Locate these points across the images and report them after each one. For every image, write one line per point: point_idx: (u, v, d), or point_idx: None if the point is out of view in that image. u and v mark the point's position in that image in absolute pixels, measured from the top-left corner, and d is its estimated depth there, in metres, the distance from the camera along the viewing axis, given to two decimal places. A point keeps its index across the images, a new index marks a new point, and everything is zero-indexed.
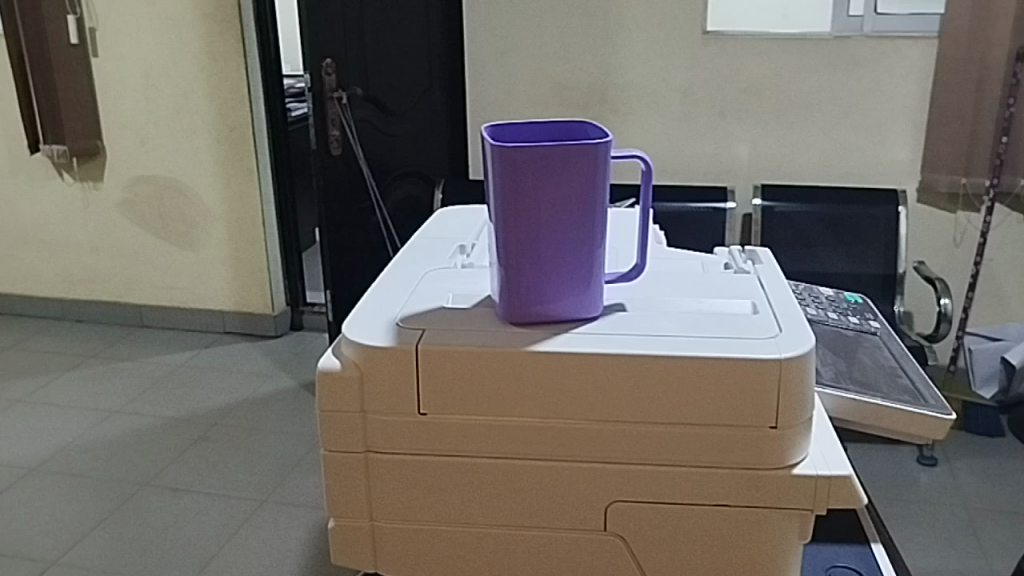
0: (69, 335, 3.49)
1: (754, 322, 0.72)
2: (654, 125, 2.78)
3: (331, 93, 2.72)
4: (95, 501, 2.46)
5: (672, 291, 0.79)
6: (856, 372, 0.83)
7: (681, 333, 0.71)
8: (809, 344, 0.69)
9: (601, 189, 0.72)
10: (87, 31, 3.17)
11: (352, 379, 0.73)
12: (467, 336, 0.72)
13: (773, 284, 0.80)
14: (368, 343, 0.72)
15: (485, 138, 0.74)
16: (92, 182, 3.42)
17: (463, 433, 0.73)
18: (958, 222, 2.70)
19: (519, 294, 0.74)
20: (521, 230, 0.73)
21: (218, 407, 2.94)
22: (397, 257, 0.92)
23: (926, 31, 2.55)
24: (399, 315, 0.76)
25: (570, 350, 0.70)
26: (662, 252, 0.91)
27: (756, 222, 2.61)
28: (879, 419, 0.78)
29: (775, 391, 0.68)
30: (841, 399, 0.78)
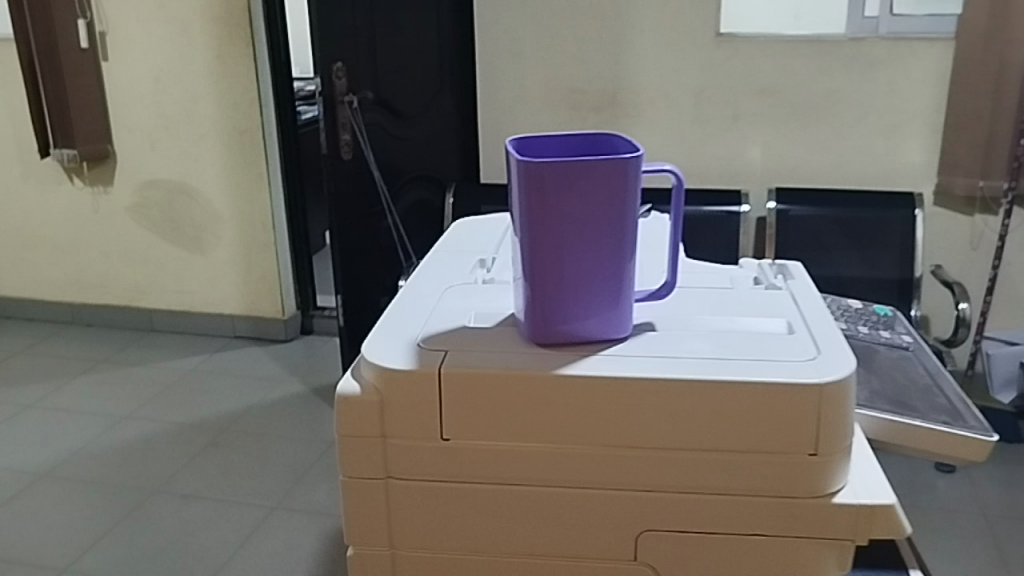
0: (79, 339, 3.48)
1: (792, 343, 0.72)
2: (667, 128, 2.75)
3: (342, 97, 2.73)
4: (105, 507, 2.45)
5: (708, 310, 0.79)
6: (891, 390, 0.81)
7: (716, 355, 0.71)
8: (847, 368, 0.69)
9: (631, 209, 0.73)
10: (98, 35, 3.16)
11: (371, 402, 0.73)
12: (496, 359, 0.72)
13: (807, 301, 0.81)
14: (388, 365, 0.72)
15: (510, 152, 0.75)
16: (101, 187, 3.41)
17: (493, 459, 0.73)
18: (974, 225, 2.66)
19: (544, 312, 0.74)
20: (547, 247, 0.73)
21: (228, 413, 2.93)
22: (417, 270, 0.90)
23: (942, 32, 2.51)
24: (419, 334, 0.76)
25: (596, 373, 0.70)
26: (690, 267, 0.91)
27: (771, 226, 2.58)
28: (916, 440, 0.76)
29: (813, 418, 0.68)
30: (878, 420, 0.76)
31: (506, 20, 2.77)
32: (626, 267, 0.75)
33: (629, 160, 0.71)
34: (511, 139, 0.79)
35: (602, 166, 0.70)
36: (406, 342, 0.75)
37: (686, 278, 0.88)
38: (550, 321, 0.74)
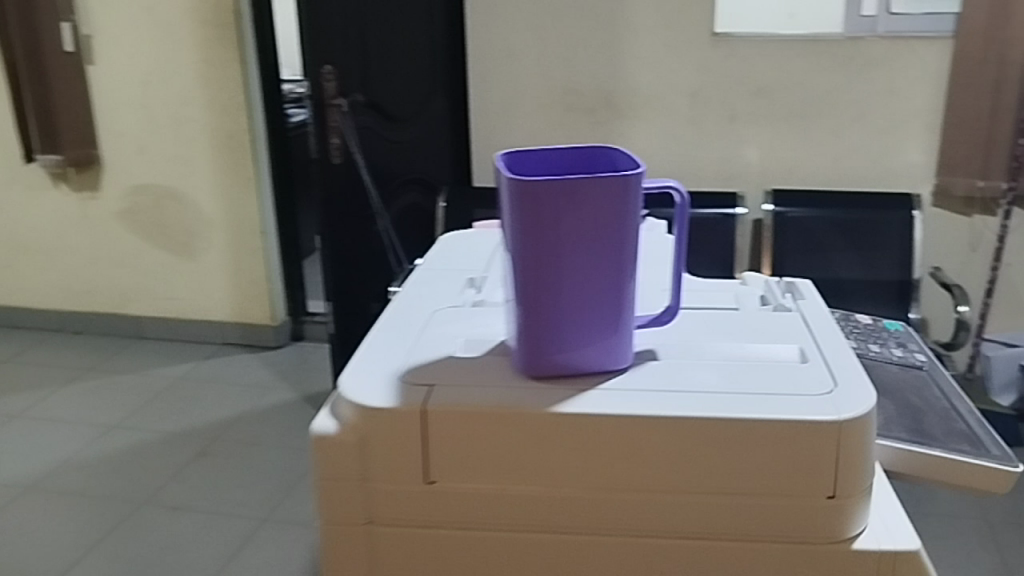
0: (66, 347, 3.41)
1: (805, 375, 0.70)
2: (662, 129, 2.70)
3: (331, 100, 2.63)
4: (92, 519, 2.39)
5: (711, 337, 0.77)
6: (907, 418, 0.77)
7: (726, 390, 0.69)
8: (868, 401, 0.67)
9: (632, 234, 0.70)
10: (83, 38, 3.10)
11: (349, 443, 0.70)
12: (494, 393, 0.70)
13: (816, 324, 0.79)
14: (367, 403, 0.70)
15: (502, 170, 0.72)
16: (89, 193, 3.35)
17: (493, 503, 0.71)
18: (974, 226, 2.62)
19: (539, 343, 0.72)
20: (542, 274, 0.70)
21: (219, 421, 2.87)
22: (403, 289, 0.88)
23: (941, 30, 2.47)
24: (402, 366, 0.74)
25: (593, 410, 0.68)
26: (695, 286, 0.89)
27: (767, 228, 2.53)
28: (935, 470, 0.72)
29: (832, 459, 0.66)
30: (894, 449, 0.72)
31: (497, 21, 2.72)
32: (625, 292, 0.73)
33: (626, 179, 0.68)
34: (501, 154, 0.76)
35: (599, 185, 0.68)
36: (391, 375, 0.73)
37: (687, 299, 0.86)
38: (544, 351, 0.72)
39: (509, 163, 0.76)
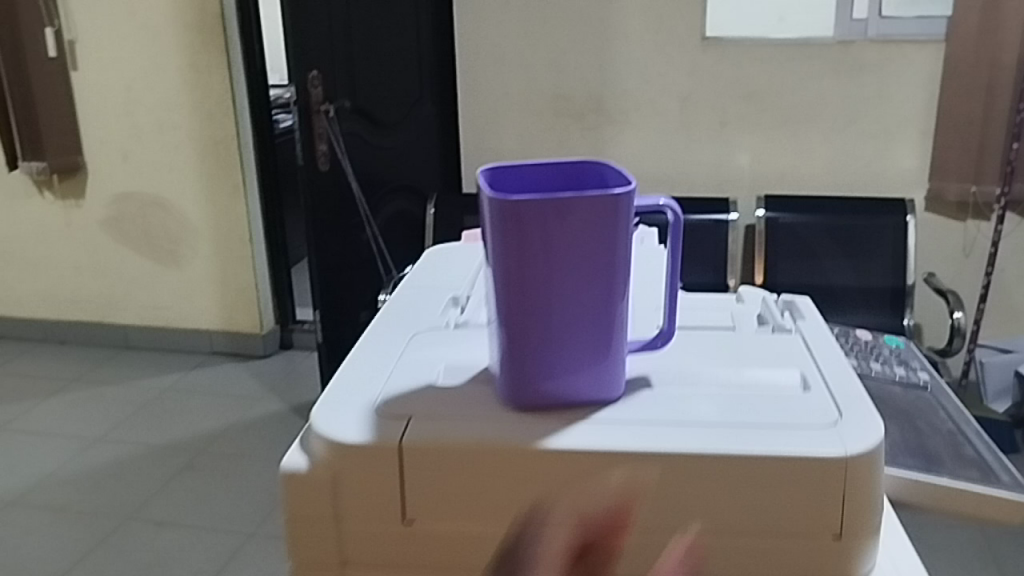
0: (51, 357, 3.36)
1: (808, 404, 0.67)
2: (653, 134, 2.66)
3: (319, 106, 2.57)
4: (76, 535, 2.34)
5: (708, 362, 0.74)
6: (916, 444, 0.77)
7: (727, 422, 0.66)
8: (874, 434, 0.64)
9: (623, 257, 0.67)
10: (66, 44, 3.05)
11: (321, 478, 0.67)
12: (480, 426, 0.67)
13: (817, 348, 0.76)
14: (341, 438, 0.66)
15: (482, 188, 0.69)
16: (73, 200, 3.30)
17: (476, 544, 0.67)
18: (967, 231, 2.59)
19: (526, 373, 0.68)
20: (528, 299, 0.67)
21: (206, 433, 2.82)
22: (383, 312, 0.85)
23: (934, 34, 2.44)
24: (379, 397, 0.71)
25: (581, 446, 0.65)
26: (690, 304, 0.86)
27: (759, 234, 2.50)
28: (950, 502, 0.71)
29: (838, 496, 0.63)
30: (901, 479, 0.71)
31: (484, 26, 2.68)
32: (617, 317, 0.69)
33: (616, 198, 0.65)
34: (483, 170, 0.73)
35: (586, 205, 0.64)
36: (370, 406, 0.70)
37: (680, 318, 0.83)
38: (531, 381, 0.68)
39: (491, 179, 0.73)
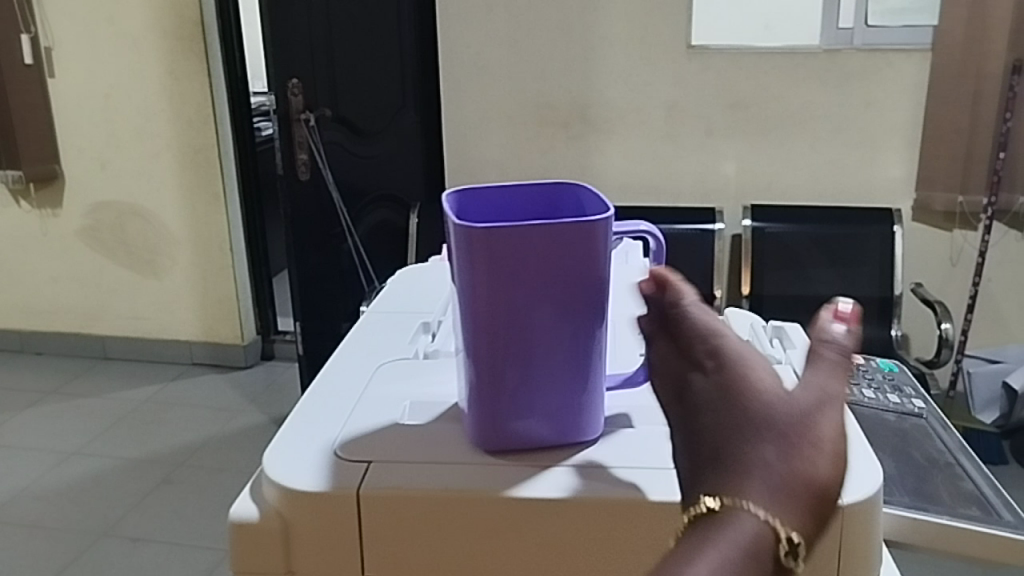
0: (27, 369, 3.28)
1: None
2: (639, 144, 2.63)
3: (297, 114, 2.70)
4: (48, 550, 2.26)
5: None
6: (914, 480, 0.77)
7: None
8: (868, 485, 0.63)
9: (599, 292, 0.66)
10: (43, 51, 2.99)
11: (271, 529, 0.67)
12: (450, 476, 0.67)
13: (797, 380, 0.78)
14: (296, 486, 0.66)
15: (448, 216, 0.67)
16: (49, 210, 3.22)
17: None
18: (954, 241, 2.56)
19: (496, 414, 0.68)
20: (499, 338, 0.66)
21: (183, 445, 2.74)
22: (350, 346, 0.87)
23: (919, 43, 2.42)
24: (339, 439, 0.71)
25: (540, 492, 0.65)
26: None
27: (746, 244, 2.46)
28: (947, 541, 0.71)
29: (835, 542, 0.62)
30: (898, 519, 0.71)
31: (465, 31, 2.63)
32: (595, 349, 0.68)
33: (585, 223, 0.63)
34: (450, 193, 0.71)
35: (556, 232, 0.63)
36: (337, 454, 0.69)
37: None
38: (501, 421, 0.68)
39: (458, 206, 0.70)
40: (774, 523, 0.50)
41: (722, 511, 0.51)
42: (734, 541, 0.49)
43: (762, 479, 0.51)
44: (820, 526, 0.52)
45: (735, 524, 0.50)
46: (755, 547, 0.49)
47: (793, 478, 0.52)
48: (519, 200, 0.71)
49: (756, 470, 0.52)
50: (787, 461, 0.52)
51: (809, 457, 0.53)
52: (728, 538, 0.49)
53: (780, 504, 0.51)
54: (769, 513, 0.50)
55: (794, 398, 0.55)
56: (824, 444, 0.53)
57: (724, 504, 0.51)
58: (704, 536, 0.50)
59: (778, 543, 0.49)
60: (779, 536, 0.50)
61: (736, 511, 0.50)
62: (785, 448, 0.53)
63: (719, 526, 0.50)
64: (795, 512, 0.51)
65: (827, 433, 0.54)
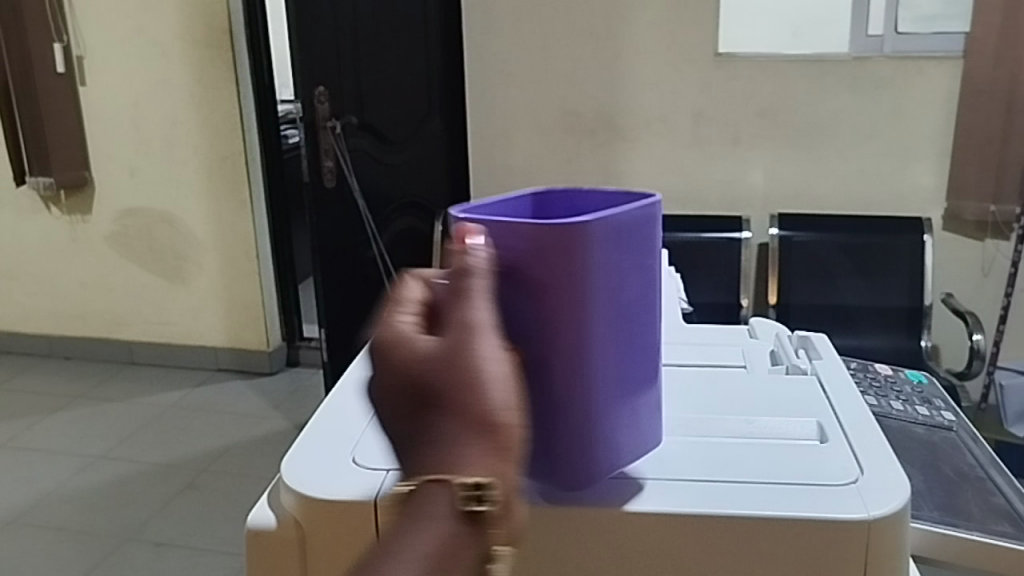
0: (57, 374, 3.31)
1: (825, 460, 0.66)
2: (667, 152, 2.61)
3: (324, 122, 2.63)
4: (75, 555, 2.26)
5: (712, 408, 0.76)
6: (942, 495, 0.75)
7: (726, 478, 0.65)
8: (898, 499, 0.61)
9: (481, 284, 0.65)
10: (75, 60, 3.03)
11: (291, 535, 0.67)
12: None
13: (828, 397, 0.77)
14: (311, 493, 0.66)
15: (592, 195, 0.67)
16: (80, 216, 3.26)
17: None
18: (985, 251, 2.51)
19: None
20: None
21: (209, 451, 2.75)
22: None
23: (950, 51, 2.38)
24: (353, 449, 0.70)
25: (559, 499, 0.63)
26: (696, 358, 0.87)
27: (773, 253, 2.45)
28: (976, 555, 0.70)
29: (865, 553, 0.60)
30: (924, 533, 0.70)
31: (492, 39, 2.63)
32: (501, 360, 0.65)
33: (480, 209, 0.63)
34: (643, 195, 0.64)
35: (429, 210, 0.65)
36: (356, 464, 0.69)
37: (689, 355, 0.88)
38: None
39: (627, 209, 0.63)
40: (454, 478, 0.48)
41: (420, 492, 0.48)
42: (435, 515, 0.47)
43: (451, 441, 0.49)
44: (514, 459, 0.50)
45: (427, 498, 0.47)
46: (455, 510, 0.47)
47: (473, 426, 0.49)
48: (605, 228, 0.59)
49: (447, 435, 0.49)
50: (462, 412, 0.49)
51: (481, 396, 0.50)
52: (429, 513, 0.47)
53: (467, 459, 0.48)
54: (460, 475, 0.48)
55: (445, 346, 0.52)
56: (485, 379, 0.50)
57: (416, 484, 0.48)
58: (410, 521, 0.47)
59: (464, 497, 0.47)
60: (466, 489, 0.47)
61: (433, 486, 0.48)
62: (460, 402, 0.50)
63: (418, 506, 0.47)
64: (480, 460, 0.48)
65: (490, 361, 0.51)
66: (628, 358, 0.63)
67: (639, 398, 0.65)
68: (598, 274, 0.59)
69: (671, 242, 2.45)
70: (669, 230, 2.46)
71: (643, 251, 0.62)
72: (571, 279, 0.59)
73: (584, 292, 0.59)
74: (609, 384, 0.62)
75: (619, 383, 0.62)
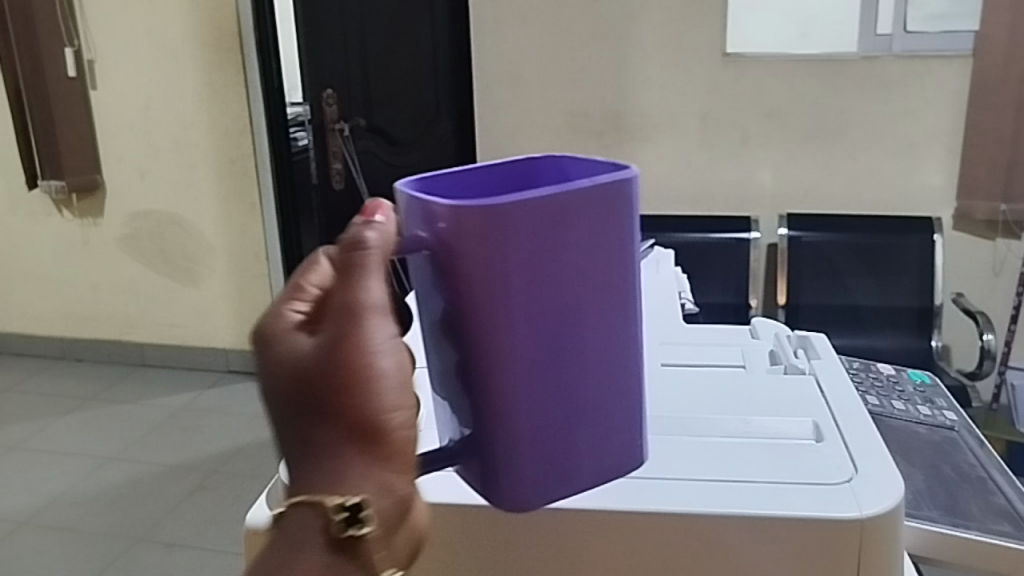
0: (69, 376, 3.33)
1: (820, 458, 0.66)
2: (675, 152, 2.61)
3: (332, 124, 2.77)
4: (87, 555, 2.28)
5: (711, 408, 0.76)
6: (940, 495, 0.76)
7: (720, 476, 0.65)
8: (891, 498, 0.61)
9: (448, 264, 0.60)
10: (86, 64, 3.05)
11: None
12: (452, 492, 0.65)
13: (825, 396, 0.77)
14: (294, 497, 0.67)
15: (585, 164, 0.58)
16: (91, 219, 3.28)
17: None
18: (996, 250, 2.50)
19: None
20: None
21: (220, 452, 2.76)
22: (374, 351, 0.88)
23: (959, 50, 2.37)
24: None
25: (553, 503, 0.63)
26: (696, 359, 0.88)
27: (782, 254, 2.44)
28: (972, 554, 0.71)
29: (857, 552, 0.60)
30: (920, 533, 0.70)
31: (500, 40, 2.63)
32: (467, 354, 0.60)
33: (433, 179, 0.58)
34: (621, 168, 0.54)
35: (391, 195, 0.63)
36: None
37: (689, 354, 0.89)
38: None
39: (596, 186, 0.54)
40: (319, 497, 0.47)
41: (290, 513, 0.48)
42: (300, 542, 0.47)
43: (320, 456, 0.47)
44: (399, 464, 0.48)
45: (299, 514, 0.47)
46: (318, 538, 0.47)
47: (346, 439, 0.47)
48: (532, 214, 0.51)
49: (317, 449, 0.47)
50: (332, 424, 0.47)
51: (355, 404, 0.47)
52: (295, 540, 0.47)
53: (335, 476, 0.47)
54: (323, 497, 0.47)
55: (317, 347, 0.48)
56: (361, 383, 0.47)
57: (288, 496, 0.48)
58: (282, 545, 0.47)
59: (329, 517, 0.47)
60: (335, 508, 0.47)
61: (298, 508, 0.47)
62: (331, 412, 0.47)
63: (290, 528, 0.47)
64: (351, 477, 0.47)
65: (374, 359, 0.47)
66: (572, 360, 0.55)
67: (596, 404, 0.57)
68: (509, 266, 0.52)
69: (679, 243, 2.45)
70: (678, 230, 2.46)
71: (588, 237, 0.53)
72: (474, 269, 0.52)
73: (505, 282, 0.52)
74: (540, 389, 0.55)
75: (556, 387, 0.55)
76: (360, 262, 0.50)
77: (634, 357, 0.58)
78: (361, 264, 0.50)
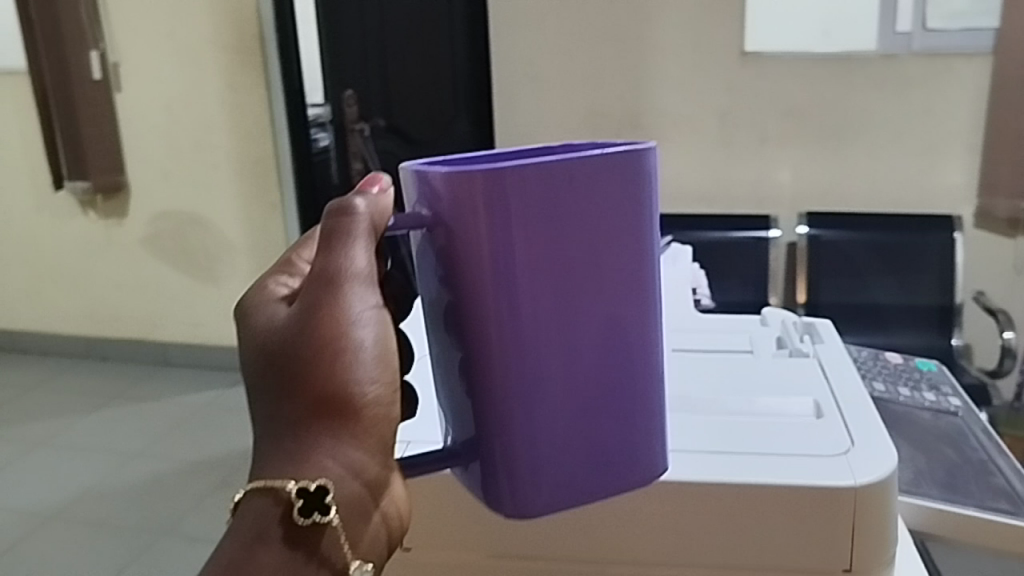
0: (96, 375, 3.38)
1: (821, 433, 0.72)
2: (694, 152, 2.61)
3: (353, 125, 2.94)
4: (114, 549, 2.31)
5: (716, 388, 0.80)
6: (938, 475, 0.80)
7: (722, 449, 0.71)
8: (885, 469, 0.67)
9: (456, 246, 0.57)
10: (111, 66, 3.09)
11: None
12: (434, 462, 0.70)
13: (828, 376, 0.81)
14: None
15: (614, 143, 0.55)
16: (116, 220, 3.32)
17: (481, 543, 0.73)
18: (1018, 248, 2.49)
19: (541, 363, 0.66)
20: None
21: (243, 449, 2.79)
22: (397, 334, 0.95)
23: (979, 47, 2.37)
24: None
25: None
26: (703, 344, 0.90)
27: (802, 252, 2.45)
28: (968, 530, 0.75)
29: (852, 519, 0.66)
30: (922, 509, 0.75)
31: (518, 41, 2.65)
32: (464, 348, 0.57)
33: (453, 158, 0.55)
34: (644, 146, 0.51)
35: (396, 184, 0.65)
36: None
37: (699, 341, 0.91)
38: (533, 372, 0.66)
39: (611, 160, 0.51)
40: (277, 483, 0.49)
41: (248, 493, 0.50)
42: (256, 515, 0.49)
43: (291, 426, 0.51)
44: (368, 438, 0.52)
45: (257, 493, 0.50)
46: (270, 518, 0.49)
47: (314, 407, 0.51)
48: (535, 189, 0.49)
49: (287, 417, 0.51)
50: (302, 391, 0.51)
51: (327, 369, 0.51)
52: (252, 512, 0.49)
53: (301, 445, 0.50)
54: (284, 476, 0.49)
55: (297, 317, 0.53)
56: (335, 349, 0.51)
57: (247, 485, 0.50)
58: (243, 515, 0.50)
59: (287, 503, 0.49)
60: (294, 486, 0.49)
61: (256, 486, 0.50)
62: (304, 377, 0.51)
63: (248, 501, 0.50)
64: (318, 450, 0.50)
65: (350, 329, 0.52)
66: (579, 344, 0.53)
67: (610, 392, 0.54)
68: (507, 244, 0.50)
69: (698, 242, 2.46)
70: (696, 230, 2.47)
71: (596, 211, 0.50)
72: (472, 246, 0.50)
73: (502, 259, 0.50)
74: (538, 375, 0.52)
75: (556, 372, 0.53)
76: (341, 232, 0.54)
77: (648, 346, 0.55)
78: (341, 233, 0.53)
